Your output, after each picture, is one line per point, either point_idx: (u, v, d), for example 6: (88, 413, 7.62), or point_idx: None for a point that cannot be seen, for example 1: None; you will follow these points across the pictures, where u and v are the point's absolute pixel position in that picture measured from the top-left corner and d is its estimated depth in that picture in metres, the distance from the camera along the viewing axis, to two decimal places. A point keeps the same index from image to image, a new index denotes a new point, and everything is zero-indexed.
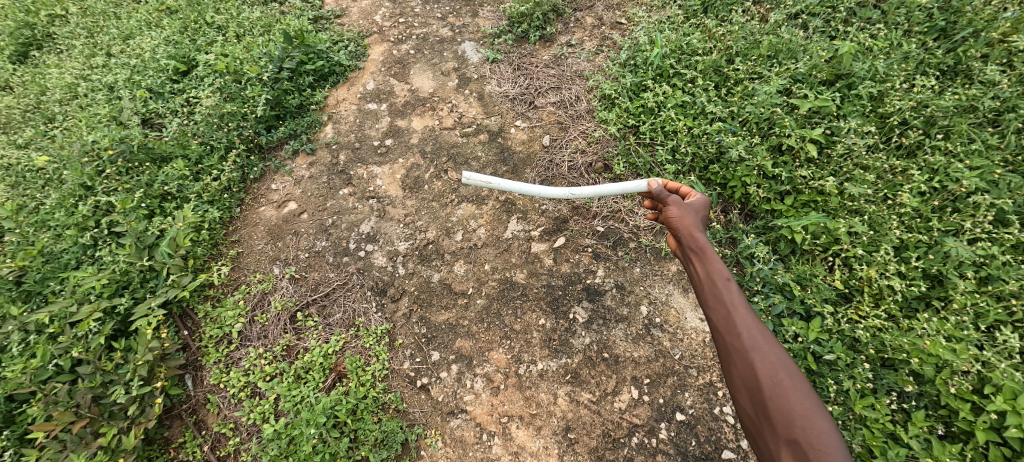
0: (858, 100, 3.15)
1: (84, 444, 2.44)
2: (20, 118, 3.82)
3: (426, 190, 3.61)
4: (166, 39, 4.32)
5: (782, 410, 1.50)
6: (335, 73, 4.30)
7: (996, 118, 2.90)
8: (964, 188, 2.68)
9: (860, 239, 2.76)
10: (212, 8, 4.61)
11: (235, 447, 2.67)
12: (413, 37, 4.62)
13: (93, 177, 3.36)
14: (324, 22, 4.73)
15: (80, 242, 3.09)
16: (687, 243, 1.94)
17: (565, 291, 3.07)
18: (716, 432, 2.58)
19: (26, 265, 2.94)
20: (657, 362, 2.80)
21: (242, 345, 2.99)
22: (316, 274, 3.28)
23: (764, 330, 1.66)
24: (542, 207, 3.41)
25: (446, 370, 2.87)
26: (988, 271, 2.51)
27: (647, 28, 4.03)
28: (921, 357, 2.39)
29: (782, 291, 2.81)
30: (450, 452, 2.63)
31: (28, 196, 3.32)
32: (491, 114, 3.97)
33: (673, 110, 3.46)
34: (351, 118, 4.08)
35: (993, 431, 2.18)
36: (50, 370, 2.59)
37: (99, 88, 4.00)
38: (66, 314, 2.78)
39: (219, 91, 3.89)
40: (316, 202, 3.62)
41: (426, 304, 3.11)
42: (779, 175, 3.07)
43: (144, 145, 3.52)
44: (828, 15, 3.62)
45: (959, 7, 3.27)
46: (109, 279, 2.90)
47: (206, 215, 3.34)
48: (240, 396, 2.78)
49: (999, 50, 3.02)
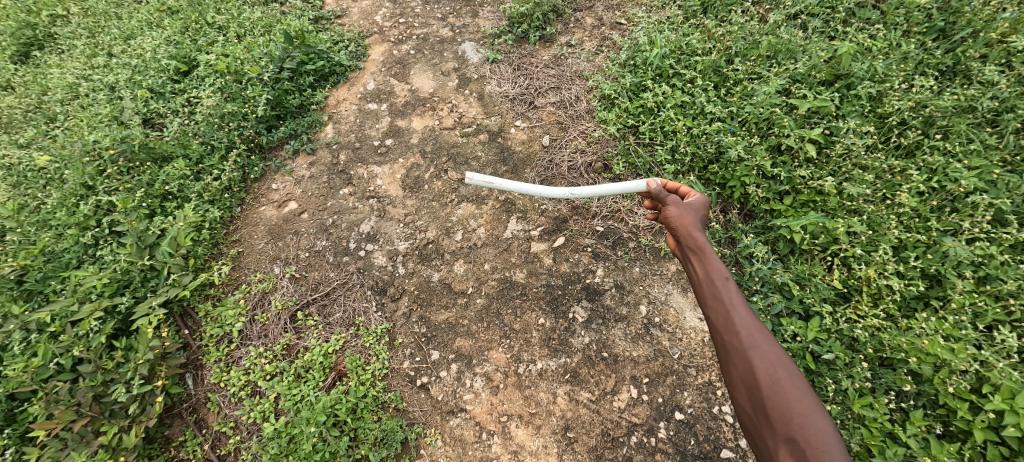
0: (857, 100, 3.15)
1: (85, 443, 2.45)
2: (22, 118, 3.83)
3: (426, 190, 3.62)
4: (167, 39, 4.33)
5: (781, 409, 1.51)
6: (335, 73, 4.31)
7: (995, 119, 2.90)
8: (963, 188, 2.69)
9: (859, 239, 2.76)
10: (212, 9, 4.62)
11: (235, 445, 2.68)
12: (413, 37, 4.63)
13: (95, 177, 3.37)
14: (324, 22, 4.74)
15: (81, 242, 3.10)
16: (686, 243, 1.95)
17: (564, 291, 3.08)
18: (715, 431, 2.59)
19: (27, 265, 2.95)
20: (656, 361, 2.80)
21: (242, 344, 3.00)
22: (316, 273, 3.29)
23: (763, 329, 1.67)
24: (542, 207, 3.42)
25: (446, 369, 2.88)
26: (986, 271, 2.52)
27: (647, 28, 4.04)
28: (919, 356, 2.40)
29: (781, 291, 2.82)
30: (450, 451, 2.63)
31: (29, 196, 3.33)
32: (491, 114, 3.98)
33: (673, 110, 3.46)
34: (351, 117, 4.09)
35: (991, 430, 2.19)
36: (51, 369, 2.59)
37: (100, 88, 4.01)
38: (67, 313, 2.79)
39: (220, 91, 3.90)
40: (316, 202, 3.63)
41: (426, 304, 3.11)
42: (778, 175, 3.08)
43: (145, 145, 3.54)
44: (827, 16, 3.63)
45: (958, 7, 3.28)
46: (109, 279, 2.91)
47: (207, 215, 3.35)
48: (240, 395, 2.79)
49: (998, 50, 3.03)
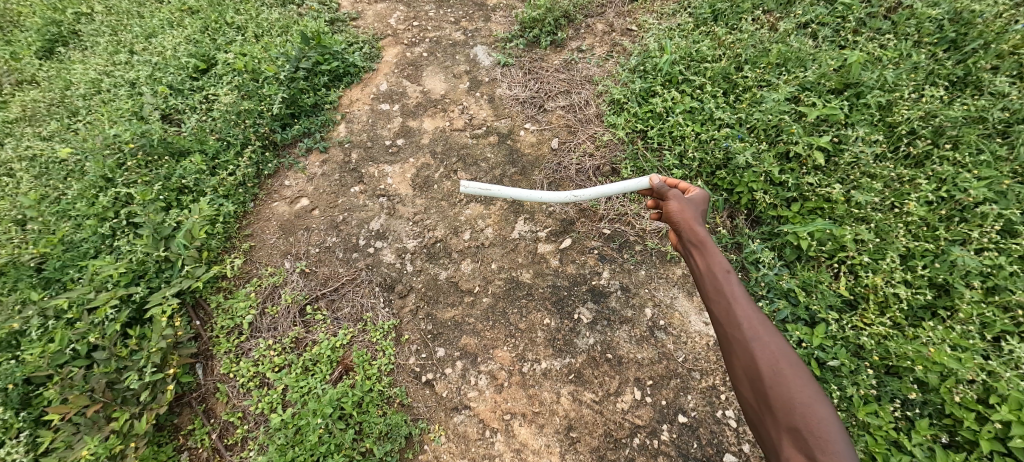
0: (866, 108, 3.16)
1: (97, 428, 2.50)
2: (45, 112, 3.96)
3: (435, 190, 3.67)
4: (188, 38, 4.44)
5: (782, 398, 1.53)
6: (349, 74, 4.39)
7: (1006, 129, 2.90)
8: (972, 198, 2.68)
9: (866, 247, 2.77)
10: (231, 9, 4.72)
11: (241, 435, 2.71)
12: (426, 41, 4.70)
13: (114, 170, 3.46)
14: (340, 23, 4.83)
15: (99, 232, 3.18)
16: (687, 237, 1.98)
17: (570, 292, 3.10)
18: (717, 435, 2.59)
19: (47, 252, 3.04)
20: (660, 364, 2.81)
21: (253, 337, 3.05)
22: (326, 268, 3.34)
23: (764, 319, 1.69)
24: (548, 209, 3.44)
25: (451, 366, 2.90)
26: (995, 281, 2.51)
27: (657, 35, 4.08)
28: (925, 365, 2.39)
29: (787, 297, 2.82)
30: (453, 448, 2.66)
31: (50, 187, 3.43)
32: (501, 117, 4.03)
33: (681, 116, 3.50)
34: (363, 117, 4.16)
35: (998, 441, 2.16)
36: (67, 355, 2.65)
37: (121, 84, 4.11)
38: (84, 300, 2.85)
39: (237, 89, 4.01)
40: (328, 199, 3.69)
41: (433, 302, 3.15)
42: (786, 182, 3.10)
43: (164, 140, 3.63)
44: (837, 25, 3.66)
45: (969, 19, 3.29)
46: (126, 268, 2.98)
47: (221, 209, 3.42)
48: (249, 386, 2.84)
49: (1009, 62, 3.05)
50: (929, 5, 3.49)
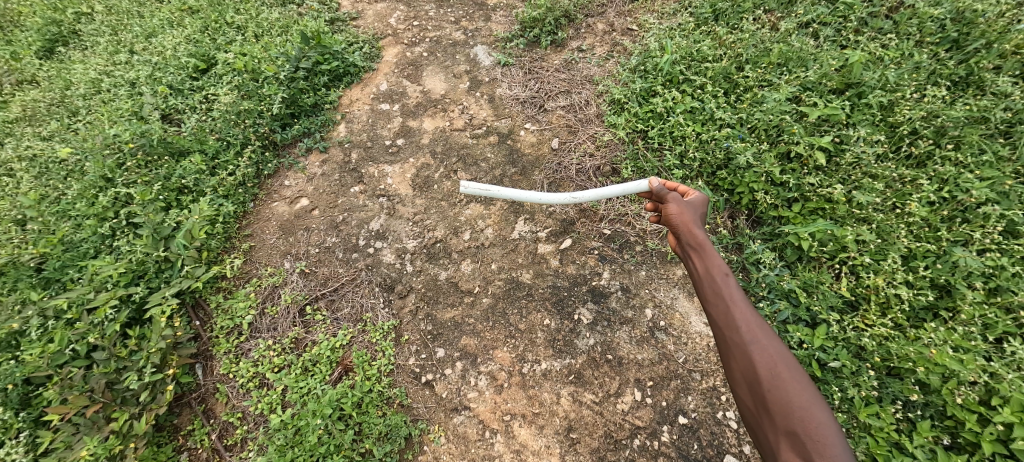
0: (867, 108, 3.15)
1: (96, 428, 2.50)
2: (45, 112, 3.96)
3: (435, 190, 3.66)
4: (187, 38, 4.43)
5: (781, 401, 1.52)
6: (349, 74, 4.38)
7: (1008, 129, 2.89)
8: (974, 198, 2.67)
9: (867, 247, 2.76)
10: (231, 9, 4.72)
11: (241, 436, 2.71)
12: (426, 40, 4.69)
13: (114, 170, 3.45)
14: (340, 23, 4.82)
15: (99, 232, 3.18)
16: (686, 239, 1.97)
17: (570, 292, 3.09)
18: (718, 437, 2.58)
19: (47, 252, 3.04)
20: (660, 365, 2.81)
21: (252, 337, 3.05)
22: (325, 269, 3.34)
23: (763, 323, 1.68)
24: (548, 210, 3.44)
25: (451, 367, 2.90)
26: (997, 282, 2.50)
27: (658, 35, 4.07)
28: (927, 366, 2.38)
29: (788, 297, 2.81)
30: (452, 449, 2.65)
31: (50, 187, 3.43)
32: (501, 116, 4.03)
33: (682, 116, 3.48)
34: (363, 117, 4.15)
35: (1000, 443, 2.15)
36: (67, 355, 2.65)
37: (121, 84, 4.11)
38: (84, 301, 2.85)
39: (237, 89, 4.00)
40: (327, 199, 3.68)
41: (433, 302, 3.14)
42: (787, 182, 3.09)
43: (164, 140, 3.63)
44: (838, 25, 3.64)
45: (971, 18, 3.27)
46: (125, 269, 2.98)
47: (220, 209, 3.41)
48: (248, 387, 2.83)
49: (1011, 62, 3.04)
50: (931, 4, 3.48)
